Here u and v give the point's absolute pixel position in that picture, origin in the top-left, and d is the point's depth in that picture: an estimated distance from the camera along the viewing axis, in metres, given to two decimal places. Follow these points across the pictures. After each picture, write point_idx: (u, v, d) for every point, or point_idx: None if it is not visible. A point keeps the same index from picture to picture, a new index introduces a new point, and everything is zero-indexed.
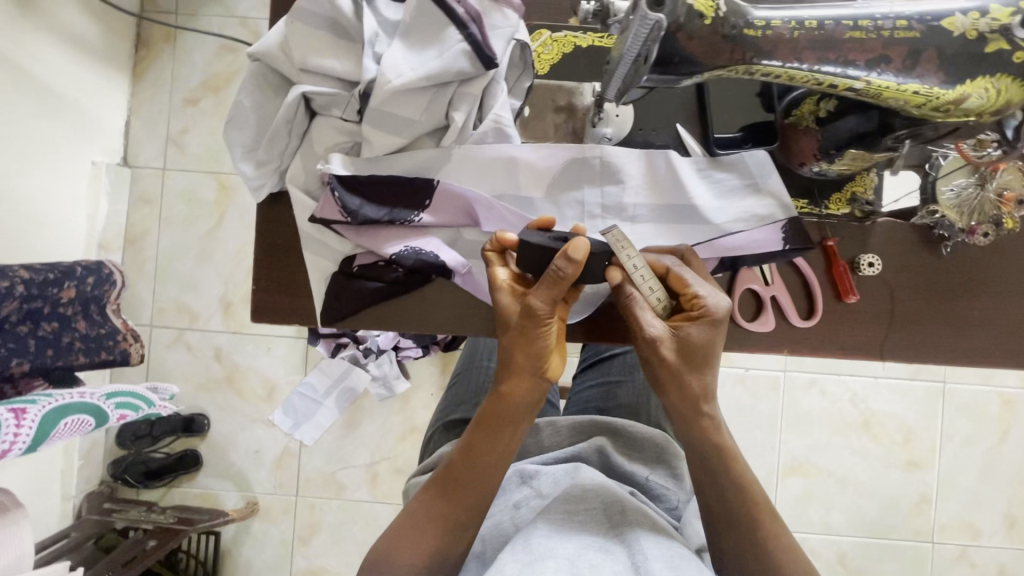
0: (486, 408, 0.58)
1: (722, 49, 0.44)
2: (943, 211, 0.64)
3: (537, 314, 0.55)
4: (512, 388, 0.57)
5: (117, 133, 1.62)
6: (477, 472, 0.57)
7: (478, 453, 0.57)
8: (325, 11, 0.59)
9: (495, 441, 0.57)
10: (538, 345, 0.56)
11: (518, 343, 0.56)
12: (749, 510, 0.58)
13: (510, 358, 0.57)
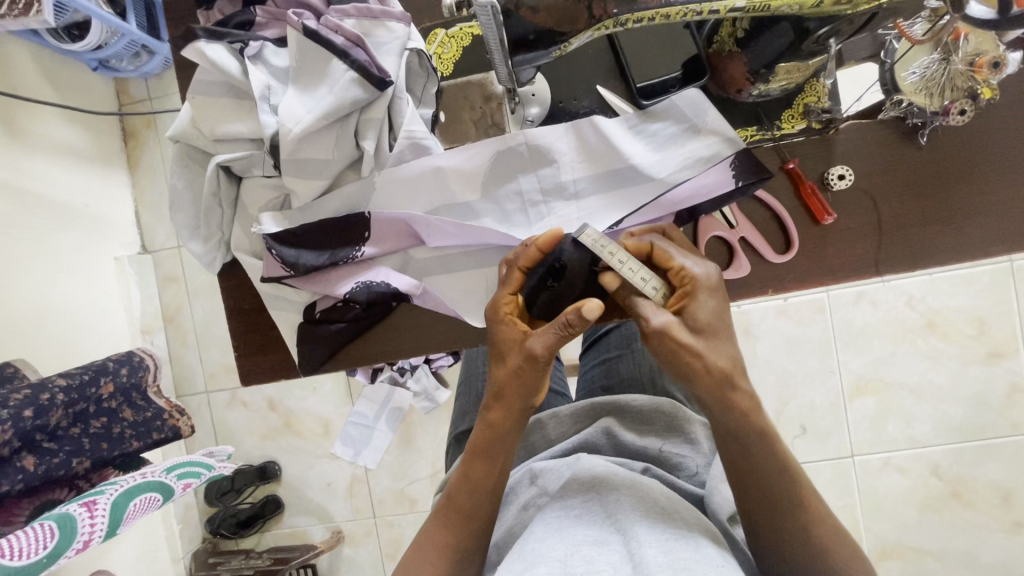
0: (477, 440, 0.59)
1: (578, 11, 0.41)
2: (909, 98, 0.57)
3: (537, 362, 0.54)
4: (499, 420, 0.58)
5: (130, 224, 1.72)
6: (475, 498, 0.58)
7: (480, 484, 0.58)
8: (221, 80, 0.60)
9: (491, 471, 0.58)
10: (530, 387, 0.56)
11: (509, 380, 0.56)
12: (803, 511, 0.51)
13: (501, 391, 0.57)
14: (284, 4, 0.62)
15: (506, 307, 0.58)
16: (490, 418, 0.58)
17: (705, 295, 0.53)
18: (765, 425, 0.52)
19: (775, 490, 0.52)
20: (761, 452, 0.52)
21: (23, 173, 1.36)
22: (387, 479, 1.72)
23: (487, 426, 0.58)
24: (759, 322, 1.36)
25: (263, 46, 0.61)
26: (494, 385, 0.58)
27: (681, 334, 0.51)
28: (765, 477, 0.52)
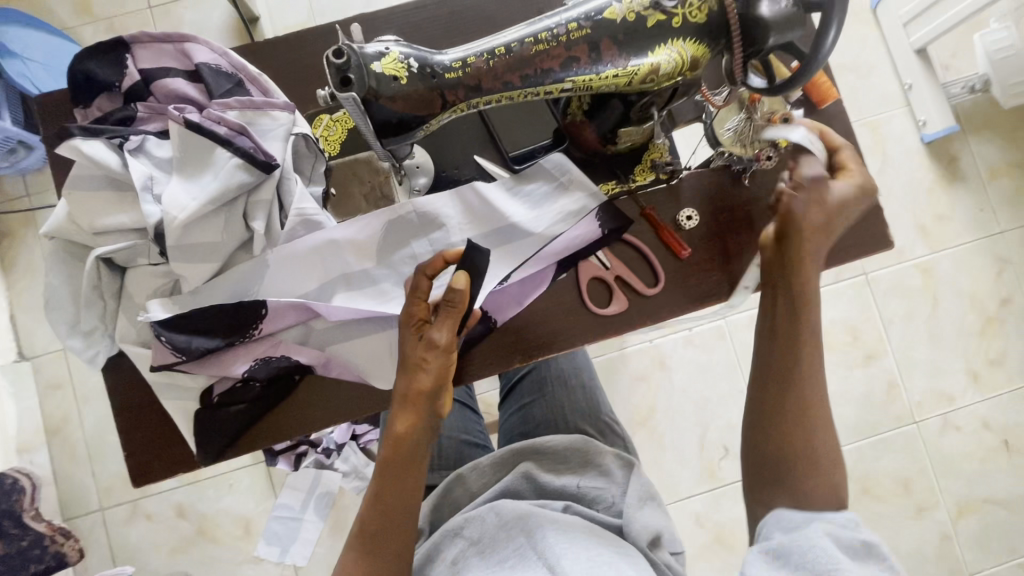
0: (388, 454, 0.61)
1: (429, 99, 0.47)
2: (729, 149, 0.70)
3: (441, 352, 0.60)
4: (403, 427, 0.60)
5: (3, 331, 1.55)
6: (394, 519, 0.60)
7: (396, 505, 0.60)
8: (99, 173, 0.61)
9: (399, 488, 0.60)
10: (438, 382, 0.61)
11: (420, 379, 0.60)
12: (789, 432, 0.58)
13: (409, 395, 0.60)
14: (166, 101, 0.65)
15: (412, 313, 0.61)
16: (396, 431, 0.60)
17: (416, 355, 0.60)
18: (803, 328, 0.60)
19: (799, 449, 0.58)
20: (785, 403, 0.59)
21: None
22: (320, 574, 1.58)
23: (393, 441, 0.61)
24: (670, 353, 1.45)
25: (145, 138, 0.62)
26: (400, 392, 0.61)
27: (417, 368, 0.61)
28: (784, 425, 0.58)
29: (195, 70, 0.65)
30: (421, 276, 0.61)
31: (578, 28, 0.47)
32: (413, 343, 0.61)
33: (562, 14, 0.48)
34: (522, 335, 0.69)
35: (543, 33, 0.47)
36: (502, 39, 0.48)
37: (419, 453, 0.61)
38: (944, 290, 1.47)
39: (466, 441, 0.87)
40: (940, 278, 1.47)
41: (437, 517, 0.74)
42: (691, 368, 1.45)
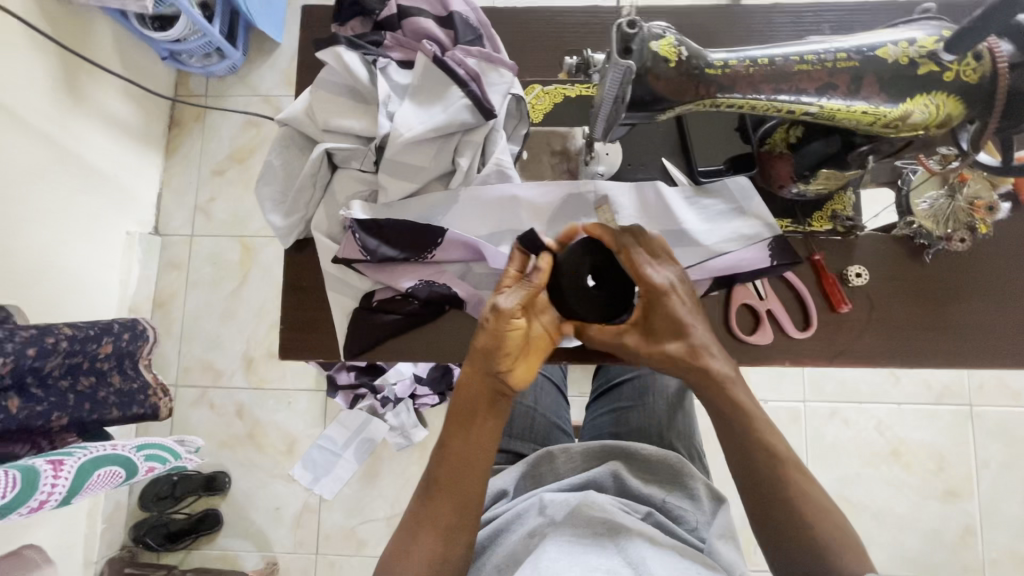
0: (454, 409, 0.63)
1: (688, 87, 0.50)
2: (919, 221, 0.68)
3: (499, 316, 0.59)
4: (467, 381, 0.62)
5: (149, 205, 1.72)
6: (454, 471, 0.62)
7: (458, 463, 0.62)
8: (345, 81, 0.69)
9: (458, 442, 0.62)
10: (494, 345, 0.60)
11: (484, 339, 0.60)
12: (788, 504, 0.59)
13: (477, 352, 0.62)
14: (413, 35, 0.72)
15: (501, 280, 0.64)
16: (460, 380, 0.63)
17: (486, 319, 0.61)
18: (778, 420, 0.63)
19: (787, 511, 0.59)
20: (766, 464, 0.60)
21: (66, 132, 1.39)
22: (340, 513, 1.60)
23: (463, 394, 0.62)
24: None
25: (388, 63, 0.70)
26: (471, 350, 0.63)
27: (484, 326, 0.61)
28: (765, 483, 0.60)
29: (447, 16, 0.72)
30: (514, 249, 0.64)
31: (847, 59, 0.49)
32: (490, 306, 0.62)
33: (832, 43, 0.50)
34: None
35: (810, 56, 0.50)
36: (769, 52, 0.51)
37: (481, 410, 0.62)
38: None
39: (555, 423, 0.88)
40: None
41: (520, 483, 0.77)
42: None
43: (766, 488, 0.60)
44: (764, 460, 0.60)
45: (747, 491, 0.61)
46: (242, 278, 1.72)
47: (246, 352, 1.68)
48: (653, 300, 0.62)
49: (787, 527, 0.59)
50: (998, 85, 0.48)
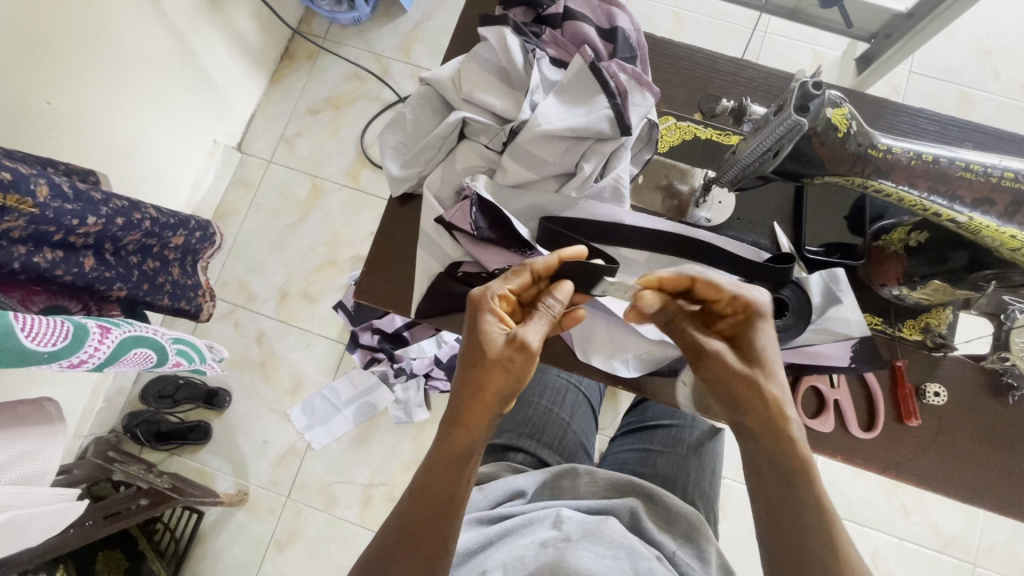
0: (443, 460, 0.58)
1: (845, 161, 0.51)
2: (1014, 359, 0.67)
3: (528, 353, 0.56)
4: (471, 425, 0.57)
5: (240, 122, 1.78)
6: (434, 505, 0.56)
7: (439, 504, 0.56)
8: (499, 61, 0.71)
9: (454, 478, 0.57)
10: (511, 383, 0.57)
11: (496, 379, 0.56)
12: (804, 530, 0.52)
13: (479, 401, 0.57)
14: (571, 38, 0.74)
15: (492, 297, 0.59)
16: (467, 419, 0.57)
17: (494, 329, 0.57)
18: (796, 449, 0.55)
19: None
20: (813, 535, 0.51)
21: (198, 35, 1.46)
22: (321, 465, 1.57)
23: (453, 431, 0.58)
24: None
25: (544, 57, 0.72)
26: (473, 382, 0.57)
27: (493, 338, 0.57)
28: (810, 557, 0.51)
29: (609, 30, 0.74)
30: (529, 270, 0.60)
31: (1013, 179, 0.49)
32: (503, 345, 0.56)
33: (1003, 161, 0.50)
34: None
35: (976, 165, 0.50)
36: (934, 151, 0.51)
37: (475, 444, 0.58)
38: None
39: (582, 445, 0.87)
40: None
41: (538, 491, 0.76)
42: None
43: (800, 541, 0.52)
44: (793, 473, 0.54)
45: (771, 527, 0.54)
46: (303, 214, 1.75)
47: (283, 286, 1.71)
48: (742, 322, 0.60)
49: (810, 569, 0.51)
50: None
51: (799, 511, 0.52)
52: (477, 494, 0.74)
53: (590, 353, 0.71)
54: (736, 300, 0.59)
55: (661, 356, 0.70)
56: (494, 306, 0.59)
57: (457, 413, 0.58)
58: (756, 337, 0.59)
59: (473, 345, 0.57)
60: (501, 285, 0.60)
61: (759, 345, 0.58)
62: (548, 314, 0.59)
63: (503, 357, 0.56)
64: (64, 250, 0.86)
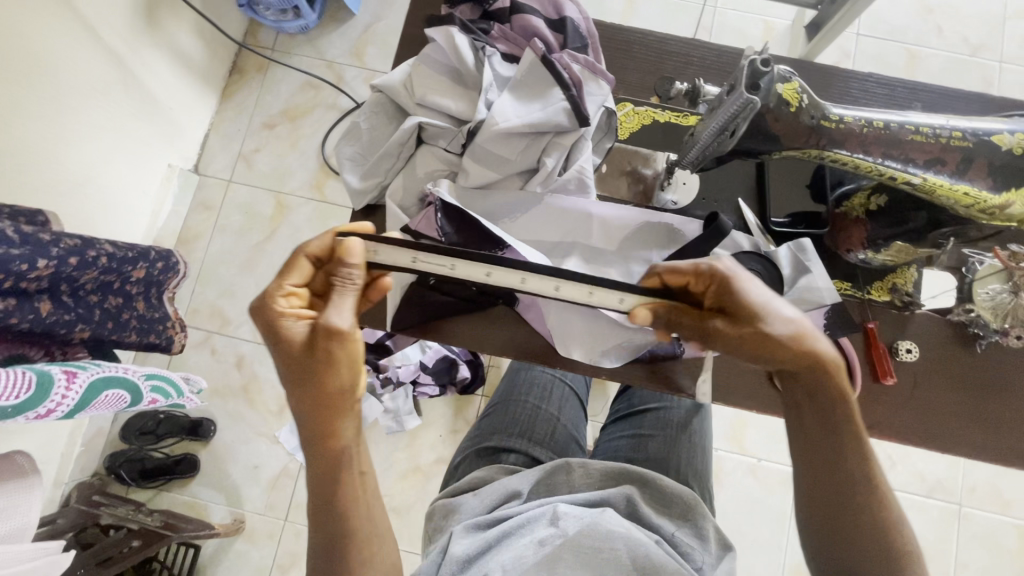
0: (326, 445, 0.55)
1: (801, 133, 0.51)
2: (978, 310, 0.69)
3: (342, 329, 0.55)
4: (335, 408, 0.55)
5: (194, 142, 1.72)
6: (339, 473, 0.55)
7: (342, 476, 0.55)
8: (449, 61, 0.70)
9: (349, 456, 0.55)
10: (348, 360, 0.56)
11: (331, 364, 0.55)
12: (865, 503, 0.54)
13: (324, 402, 0.55)
14: (521, 31, 0.73)
15: (278, 301, 0.58)
16: (330, 405, 0.55)
17: (297, 327, 0.57)
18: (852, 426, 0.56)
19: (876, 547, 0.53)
20: (857, 499, 0.54)
21: (136, 56, 1.40)
22: None
23: (319, 421, 0.55)
24: (729, 473, 1.38)
25: (495, 54, 0.71)
26: (308, 381, 0.55)
27: (299, 335, 0.56)
28: (861, 529, 0.53)
29: (558, 20, 0.73)
30: (301, 255, 0.59)
31: (961, 138, 0.51)
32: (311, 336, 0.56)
33: (950, 121, 0.51)
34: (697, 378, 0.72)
35: (925, 128, 0.51)
36: (884, 116, 0.52)
37: (349, 419, 0.56)
38: None
39: (574, 438, 0.87)
40: None
41: (533, 489, 0.76)
42: (743, 499, 1.36)
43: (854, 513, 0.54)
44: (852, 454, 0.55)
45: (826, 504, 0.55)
46: (270, 232, 1.71)
47: None
48: (717, 287, 0.58)
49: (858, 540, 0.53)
50: None
51: (853, 487, 0.54)
52: (472, 500, 0.73)
53: (570, 347, 0.71)
54: (699, 271, 0.59)
55: (640, 343, 0.71)
56: (285, 307, 0.58)
57: (309, 420, 0.55)
58: (736, 291, 0.57)
59: (293, 352, 0.56)
60: (281, 286, 0.59)
61: (742, 300, 0.56)
62: (351, 288, 0.57)
63: (320, 343, 0.55)
64: (16, 297, 0.82)
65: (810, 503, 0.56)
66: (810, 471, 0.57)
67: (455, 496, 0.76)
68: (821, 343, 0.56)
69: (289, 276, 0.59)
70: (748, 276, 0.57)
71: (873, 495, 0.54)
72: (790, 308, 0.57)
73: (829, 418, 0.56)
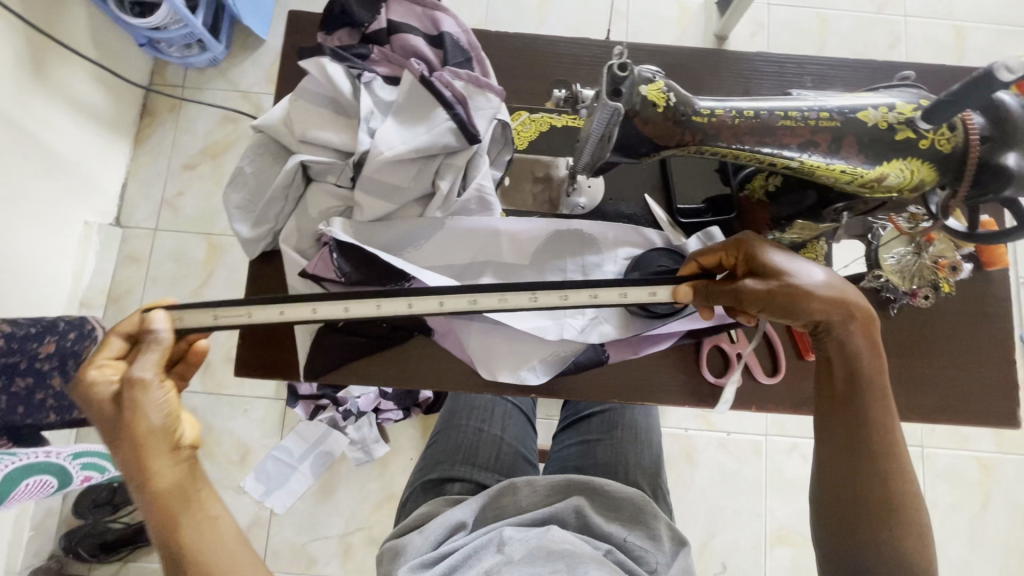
0: (157, 496, 0.51)
1: (674, 132, 0.51)
2: (887, 275, 0.69)
3: (144, 383, 0.52)
4: (156, 457, 0.51)
5: (111, 194, 1.53)
6: (178, 518, 0.51)
7: (182, 519, 0.51)
8: (326, 92, 0.67)
9: (187, 499, 0.52)
10: (159, 410, 0.52)
11: (139, 417, 0.51)
12: (881, 462, 0.54)
13: (138, 453, 0.51)
14: (401, 51, 0.70)
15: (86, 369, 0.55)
16: (150, 457, 0.51)
17: (104, 390, 0.53)
18: (882, 387, 0.56)
19: (884, 504, 0.54)
20: (879, 457, 0.54)
21: (27, 113, 1.22)
22: (291, 528, 1.45)
23: (142, 472, 0.51)
24: (700, 450, 1.38)
25: (374, 78, 0.68)
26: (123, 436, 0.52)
27: (108, 395, 0.53)
28: (872, 485, 0.54)
29: (437, 36, 0.70)
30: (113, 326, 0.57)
31: (829, 118, 0.51)
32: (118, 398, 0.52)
33: (816, 101, 0.51)
34: (626, 379, 0.71)
35: (794, 111, 0.51)
36: (754, 104, 0.52)
37: (177, 464, 0.52)
38: (1000, 492, 1.37)
39: (519, 454, 0.86)
40: (998, 480, 1.37)
41: (480, 515, 0.74)
42: (717, 474, 1.37)
43: (867, 468, 0.54)
44: (879, 411, 0.55)
45: (842, 461, 0.56)
46: (206, 276, 1.54)
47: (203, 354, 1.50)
48: (746, 255, 0.58)
49: (869, 496, 0.54)
50: (969, 155, 0.50)
51: (871, 446, 0.55)
52: (417, 537, 0.70)
53: (495, 369, 0.69)
54: (728, 244, 0.60)
55: (566, 353, 0.70)
56: (97, 372, 0.55)
57: (133, 478, 0.52)
58: (764, 254, 0.56)
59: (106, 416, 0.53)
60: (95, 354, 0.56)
61: (771, 260, 0.56)
62: (157, 345, 0.55)
63: (127, 400, 0.52)
64: None
65: (824, 461, 0.57)
66: (831, 432, 0.57)
67: (402, 535, 0.73)
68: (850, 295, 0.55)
69: (100, 350, 0.56)
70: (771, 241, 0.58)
71: (890, 454, 0.55)
72: (814, 265, 0.57)
73: (863, 385, 0.55)
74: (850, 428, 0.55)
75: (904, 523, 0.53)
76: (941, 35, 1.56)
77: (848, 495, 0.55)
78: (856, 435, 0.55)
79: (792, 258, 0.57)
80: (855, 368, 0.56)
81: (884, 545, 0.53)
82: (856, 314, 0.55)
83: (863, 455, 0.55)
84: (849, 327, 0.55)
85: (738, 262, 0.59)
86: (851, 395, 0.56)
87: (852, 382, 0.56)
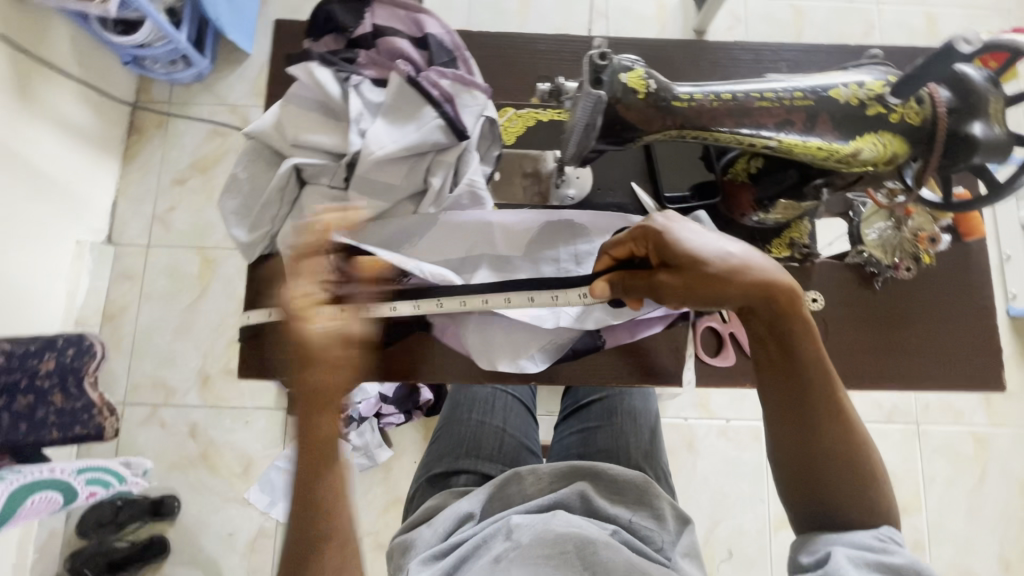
0: None
1: (655, 117, 0.53)
2: (869, 250, 0.72)
3: None
4: None
5: (102, 212, 1.53)
6: None
7: None
8: (316, 96, 0.68)
9: None
10: None
11: None
12: (830, 418, 0.57)
13: None
14: (387, 54, 0.71)
15: None
16: None
17: None
18: (813, 348, 0.58)
19: (839, 457, 0.56)
20: (824, 414, 0.57)
21: (14, 134, 1.22)
22: None
23: None
24: (701, 439, 1.40)
25: (362, 81, 0.69)
26: None
27: None
28: (825, 443, 0.56)
29: (422, 38, 0.72)
30: None
31: (803, 97, 0.53)
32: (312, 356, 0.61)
33: (790, 82, 0.54)
34: (622, 364, 0.73)
35: (769, 93, 0.53)
36: (732, 87, 0.54)
37: None
38: (995, 465, 1.39)
39: (523, 445, 0.88)
40: (993, 453, 1.40)
41: (487, 506, 0.75)
42: (718, 462, 1.39)
43: (816, 429, 0.57)
44: (814, 372, 0.57)
45: (791, 429, 0.58)
46: (201, 289, 1.53)
47: (201, 368, 1.49)
48: (655, 245, 0.59)
49: (824, 454, 0.56)
50: (938, 127, 0.52)
51: (816, 407, 0.57)
52: (426, 530, 0.71)
53: (494, 360, 0.70)
54: (635, 236, 0.61)
55: (562, 341, 0.71)
56: None
57: None
58: (672, 242, 0.58)
59: None
60: None
61: (681, 248, 0.58)
62: None
63: None
64: None
65: (775, 431, 0.59)
66: (776, 401, 0.59)
67: (411, 530, 0.74)
68: (764, 271, 0.57)
69: None
70: (678, 226, 0.59)
71: (835, 410, 0.57)
72: (725, 242, 0.59)
73: (794, 348, 0.58)
74: (791, 393, 0.57)
75: (863, 472, 0.56)
76: (914, 22, 1.60)
77: (806, 457, 0.57)
78: (800, 400, 0.57)
79: (699, 241, 0.59)
80: (784, 333, 0.58)
81: (846, 495, 0.56)
82: (775, 282, 0.57)
83: (810, 416, 0.57)
84: (771, 302, 0.57)
85: (649, 251, 0.61)
86: (787, 362, 0.58)
87: (785, 349, 0.58)
